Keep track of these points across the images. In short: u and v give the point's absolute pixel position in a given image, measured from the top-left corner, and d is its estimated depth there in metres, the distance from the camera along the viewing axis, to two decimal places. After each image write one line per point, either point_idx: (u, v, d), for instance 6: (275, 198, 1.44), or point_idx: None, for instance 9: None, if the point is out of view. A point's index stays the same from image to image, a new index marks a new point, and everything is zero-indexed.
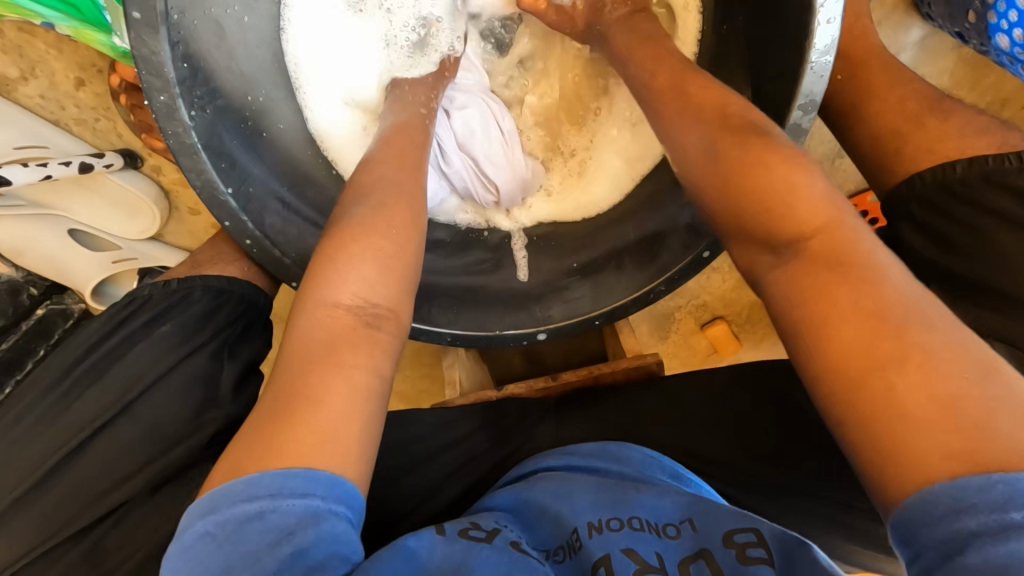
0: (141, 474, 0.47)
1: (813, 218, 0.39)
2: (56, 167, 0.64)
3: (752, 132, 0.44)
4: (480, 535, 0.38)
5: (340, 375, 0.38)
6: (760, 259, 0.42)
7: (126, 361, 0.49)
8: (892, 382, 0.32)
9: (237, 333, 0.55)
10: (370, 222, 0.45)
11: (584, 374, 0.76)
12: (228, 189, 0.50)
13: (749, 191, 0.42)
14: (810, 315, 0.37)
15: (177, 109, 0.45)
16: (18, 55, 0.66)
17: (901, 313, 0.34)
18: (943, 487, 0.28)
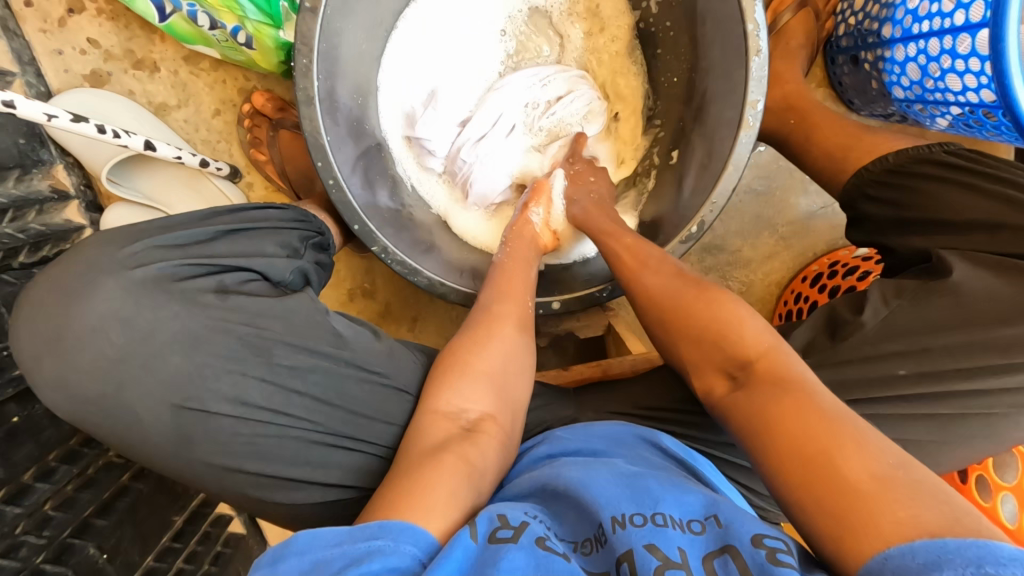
0: (255, 261, 0.60)
1: (751, 355, 0.54)
2: (189, 155, 0.83)
3: (700, 290, 0.62)
4: (509, 535, 0.42)
5: (443, 466, 0.50)
6: (717, 385, 0.56)
7: (242, 211, 0.64)
8: (836, 463, 0.41)
9: (323, 240, 0.71)
10: (465, 348, 0.62)
11: (593, 368, 0.85)
12: (327, 136, 0.67)
13: (700, 338, 0.58)
14: (761, 424, 0.48)
15: (311, 70, 0.64)
16: (181, 89, 0.90)
17: (833, 414, 0.45)
18: (895, 548, 0.36)
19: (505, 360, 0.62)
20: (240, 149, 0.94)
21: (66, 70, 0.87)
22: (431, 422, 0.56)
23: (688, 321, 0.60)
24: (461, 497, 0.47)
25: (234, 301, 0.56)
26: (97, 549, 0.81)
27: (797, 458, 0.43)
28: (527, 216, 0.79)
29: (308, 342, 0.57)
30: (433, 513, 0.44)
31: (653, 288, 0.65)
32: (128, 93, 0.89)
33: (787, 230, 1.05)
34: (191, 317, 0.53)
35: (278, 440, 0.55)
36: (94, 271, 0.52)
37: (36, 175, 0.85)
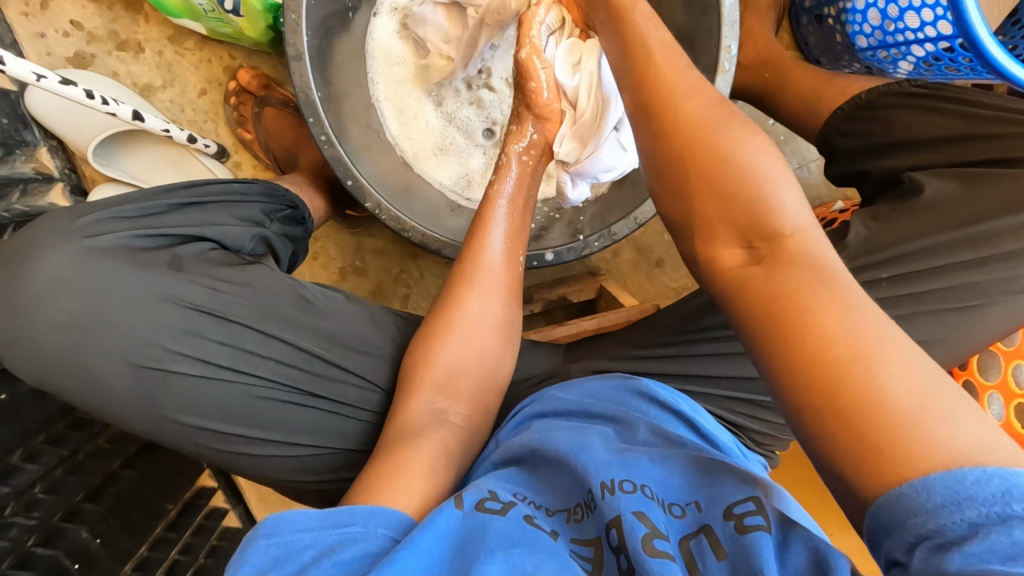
0: (210, 229, 0.56)
1: (775, 224, 0.40)
2: (176, 131, 0.83)
3: (724, 133, 0.43)
4: (497, 506, 0.43)
5: (423, 447, 0.49)
6: (727, 254, 0.42)
7: (201, 187, 0.59)
8: (871, 376, 0.32)
9: (291, 214, 0.68)
10: (453, 340, 0.57)
11: (587, 324, 0.86)
12: (316, 93, 0.69)
13: (700, 198, 0.43)
14: (783, 317, 0.36)
15: (301, 25, 0.66)
16: (166, 70, 0.91)
17: (867, 327, 0.33)
18: (913, 482, 0.29)
19: (482, 335, 0.58)
20: (227, 128, 0.94)
21: (49, 53, 0.86)
22: (401, 417, 0.54)
23: (706, 172, 0.43)
24: (440, 469, 0.48)
25: (191, 267, 0.52)
26: (89, 534, 0.79)
27: (809, 353, 0.34)
28: (512, 152, 0.69)
29: (280, 312, 0.54)
30: (411, 495, 0.44)
31: (677, 145, 0.44)
32: (112, 75, 0.89)
33: None
34: (145, 281, 0.49)
35: (248, 396, 0.52)
36: (45, 237, 0.48)
37: (19, 157, 0.84)
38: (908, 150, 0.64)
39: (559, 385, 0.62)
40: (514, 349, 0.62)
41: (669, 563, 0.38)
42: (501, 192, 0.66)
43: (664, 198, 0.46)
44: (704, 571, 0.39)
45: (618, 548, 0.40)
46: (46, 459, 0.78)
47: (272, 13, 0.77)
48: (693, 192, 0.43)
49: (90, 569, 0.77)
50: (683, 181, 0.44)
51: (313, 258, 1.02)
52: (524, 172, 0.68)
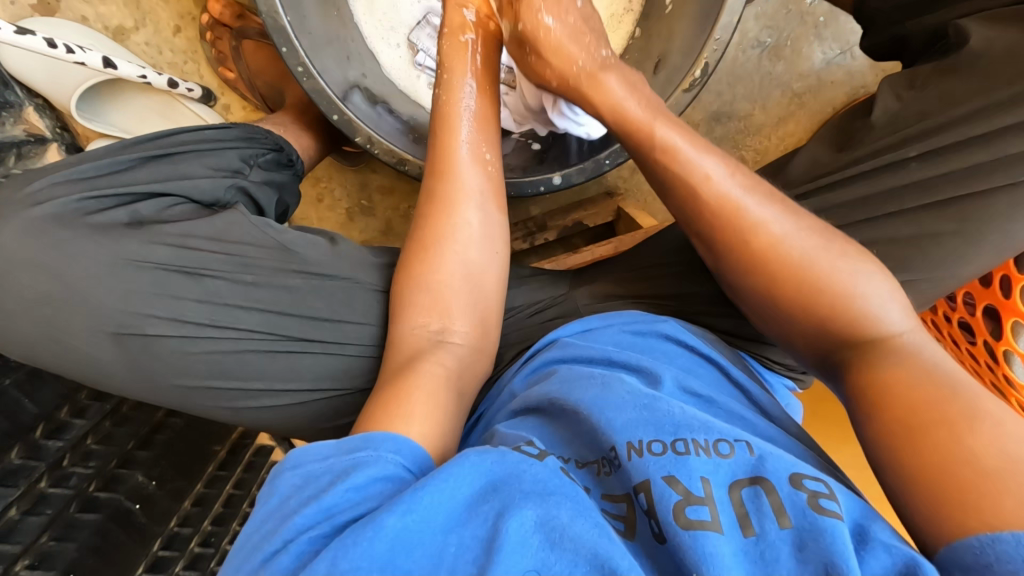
0: (175, 185, 0.53)
1: (867, 326, 0.44)
2: (154, 75, 0.78)
3: (796, 232, 0.47)
4: (534, 452, 0.41)
5: (424, 375, 0.47)
6: (824, 349, 0.46)
7: (173, 137, 0.56)
8: (960, 442, 0.35)
9: (274, 158, 0.64)
10: (438, 264, 0.53)
11: (603, 249, 0.82)
12: (286, 17, 0.62)
13: (784, 296, 0.47)
14: (867, 407, 0.41)
15: None
16: (135, 8, 0.84)
17: (971, 409, 0.36)
18: (1008, 534, 0.31)
19: (466, 244, 0.54)
20: (209, 68, 0.89)
21: (11, 2, 0.80)
22: (398, 344, 0.52)
23: (789, 272, 0.46)
24: (447, 401, 0.46)
25: (152, 226, 0.49)
26: (144, 478, 0.84)
27: (899, 432, 0.38)
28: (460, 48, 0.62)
29: (259, 264, 0.52)
30: (419, 425, 0.42)
31: (756, 249, 0.47)
32: (81, 20, 0.83)
33: (801, 87, 0.97)
34: (109, 248, 0.47)
35: (236, 351, 0.51)
36: (8, 205, 0.47)
37: (7, 120, 0.82)
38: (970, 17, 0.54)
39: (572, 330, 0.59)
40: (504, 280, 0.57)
41: (706, 533, 0.37)
42: (463, 100, 0.60)
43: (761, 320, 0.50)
44: (758, 521, 0.38)
45: (648, 512, 0.40)
46: (92, 413, 0.82)
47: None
48: (761, 281, 0.48)
49: (151, 508, 0.83)
50: (755, 280, 0.48)
51: (318, 200, 0.99)
52: (482, 70, 0.62)
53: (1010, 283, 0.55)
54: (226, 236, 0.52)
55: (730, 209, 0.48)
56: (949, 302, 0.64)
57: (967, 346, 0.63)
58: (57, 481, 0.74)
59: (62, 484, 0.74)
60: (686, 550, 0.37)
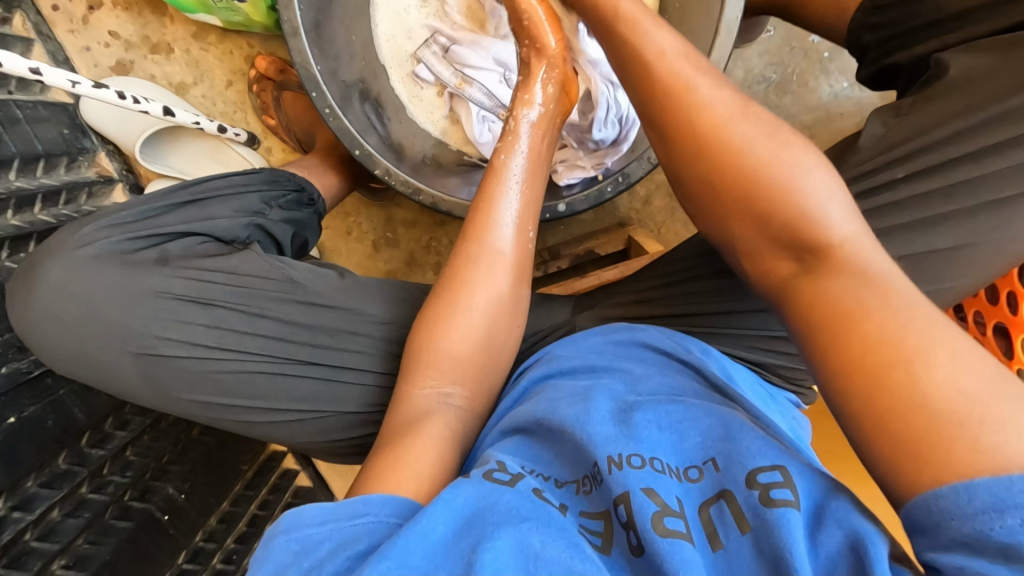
0: (201, 225, 0.59)
1: (823, 236, 0.42)
2: (206, 121, 0.88)
3: (756, 145, 0.46)
4: (505, 478, 0.44)
5: (428, 432, 0.49)
6: (777, 263, 0.45)
7: (204, 183, 0.63)
8: (916, 377, 0.34)
9: (294, 199, 0.71)
10: (459, 331, 0.56)
11: (610, 274, 0.84)
12: (316, 67, 0.71)
13: (745, 224, 0.46)
14: (819, 320, 0.40)
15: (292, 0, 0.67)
16: (195, 67, 0.97)
17: (921, 336, 0.35)
18: (949, 487, 0.31)
19: (491, 316, 0.57)
20: (255, 116, 0.99)
21: (96, 65, 0.94)
22: (408, 400, 0.53)
23: (742, 186, 0.46)
24: (445, 454, 0.48)
25: (176, 265, 0.55)
26: (174, 490, 0.89)
27: (849, 361, 0.37)
28: (520, 118, 0.66)
29: (266, 292, 0.57)
30: (418, 481, 0.45)
31: (707, 173, 0.48)
32: (150, 78, 0.96)
33: (811, 119, 0.99)
34: (140, 281, 0.54)
35: (242, 372, 0.56)
36: (56, 253, 0.54)
37: (83, 164, 0.94)
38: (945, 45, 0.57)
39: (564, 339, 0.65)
40: (521, 328, 0.60)
41: (681, 543, 0.39)
42: (509, 165, 0.63)
43: (715, 232, 0.50)
44: (722, 535, 0.40)
45: (627, 524, 0.41)
46: (133, 426, 0.88)
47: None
48: (722, 207, 0.48)
49: (178, 520, 0.87)
50: (713, 208, 0.49)
51: (347, 233, 1.07)
52: (536, 151, 0.65)
53: (1016, 300, 0.54)
54: (240, 271, 0.57)
55: (699, 125, 0.48)
56: (961, 322, 0.62)
57: None
58: (97, 488, 0.80)
59: (100, 490, 0.80)
60: (662, 556, 0.38)
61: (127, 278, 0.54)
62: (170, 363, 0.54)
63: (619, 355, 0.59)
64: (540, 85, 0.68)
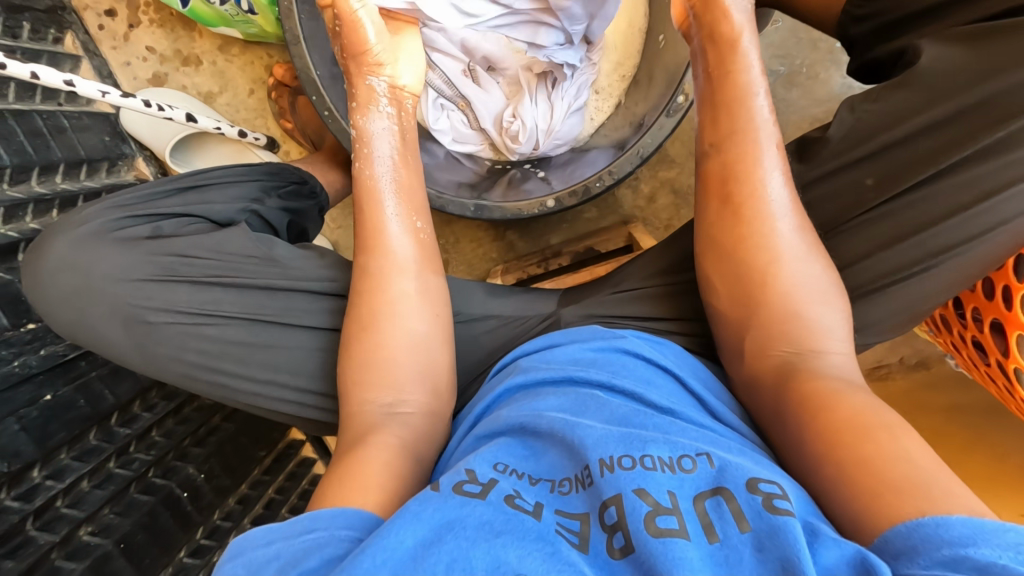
0: (198, 208, 0.64)
1: (814, 341, 0.52)
2: (227, 127, 0.95)
3: (787, 239, 0.54)
4: (475, 490, 0.45)
5: (374, 445, 0.53)
6: (776, 350, 0.53)
7: (208, 170, 0.68)
8: (896, 445, 0.43)
9: (294, 189, 0.74)
10: (384, 346, 0.59)
11: (603, 269, 0.84)
12: (316, 72, 0.75)
13: (760, 313, 0.54)
14: (808, 404, 0.48)
15: (293, 12, 0.73)
16: (220, 77, 1.04)
17: (894, 424, 0.44)
18: (930, 519, 0.37)
19: (405, 314, 0.60)
20: (274, 121, 1.06)
21: (134, 78, 1.03)
22: (354, 415, 0.57)
23: (759, 276, 0.55)
24: (395, 466, 0.51)
25: (170, 244, 0.60)
26: (195, 470, 0.95)
27: (840, 434, 0.45)
28: (363, 124, 0.68)
29: (248, 267, 0.61)
30: (370, 493, 0.48)
31: (739, 248, 0.56)
32: (182, 88, 1.04)
33: (823, 111, 0.96)
34: (133, 256, 0.59)
35: (220, 342, 0.60)
36: (64, 228, 0.60)
37: (122, 168, 1.03)
38: (930, 32, 0.56)
39: (534, 350, 0.66)
40: (445, 320, 0.63)
41: (674, 540, 0.40)
42: (375, 173, 0.66)
43: (729, 310, 0.57)
44: (720, 528, 0.41)
45: (616, 525, 0.42)
46: (159, 409, 0.96)
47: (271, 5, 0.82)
48: (745, 287, 0.55)
49: (197, 498, 0.93)
50: (734, 288, 0.56)
51: None
52: (399, 152, 0.68)
53: (1011, 295, 0.51)
54: (229, 249, 0.61)
55: (747, 206, 0.56)
56: (960, 318, 0.59)
57: (985, 367, 0.58)
58: (123, 464, 0.87)
59: (126, 466, 0.87)
60: (656, 556, 0.39)
61: (121, 251, 0.59)
62: (168, 339, 0.59)
63: (596, 361, 0.60)
64: (383, 81, 0.71)
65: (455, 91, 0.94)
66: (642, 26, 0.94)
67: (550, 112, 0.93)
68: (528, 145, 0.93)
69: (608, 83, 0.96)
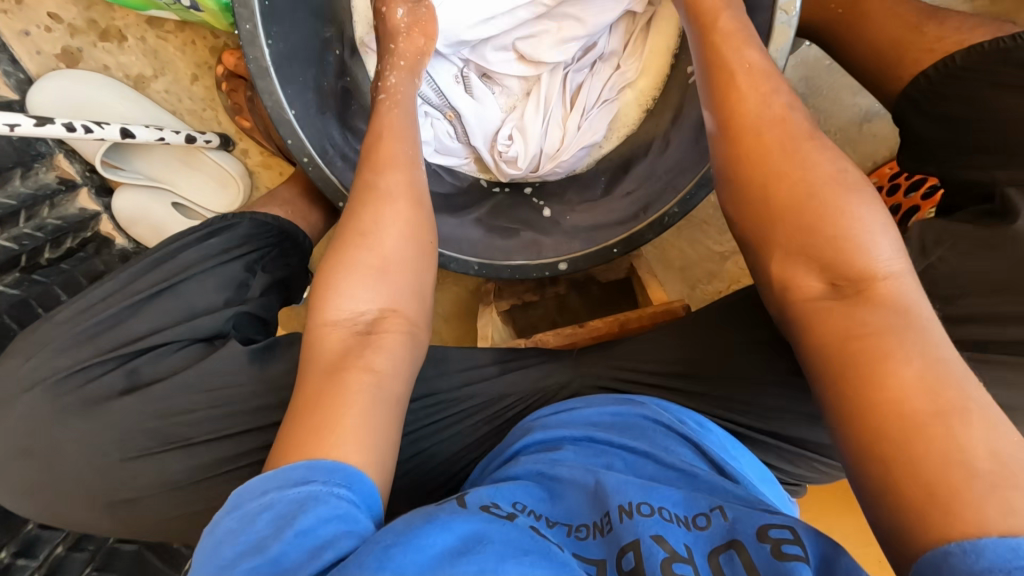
0: (173, 331, 0.54)
1: (866, 265, 0.42)
2: (170, 134, 0.80)
3: (810, 145, 0.47)
4: (501, 513, 0.42)
5: (345, 390, 0.46)
6: (807, 283, 0.44)
7: (174, 260, 0.57)
8: (951, 435, 0.34)
9: (273, 255, 0.64)
10: (368, 263, 0.54)
11: (609, 323, 0.79)
12: (290, 111, 0.61)
13: (793, 240, 0.45)
14: (849, 359, 0.39)
15: (259, 36, 0.56)
16: (153, 57, 0.85)
17: (949, 372, 0.36)
18: (957, 544, 0.31)
19: (394, 239, 0.56)
20: (227, 115, 0.89)
21: (39, 53, 0.82)
22: (318, 345, 0.50)
23: (794, 203, 0.46)
24: (372, 421, 0.45)
25: (144, 394, 0.52)
26: None
27: (886, 421, 0.36)
28: (386, 84, 0.66)
29: (240, 411, 0.52)
30: (365, 453, 0.43)
31: (771, 170, 0.47)
32: (104, 69, 0.85)
33: (841, 137, 0.90)
34: (106, 419, 0.51)
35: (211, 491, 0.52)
36: (27, 388, 0.52)
37: (41, 169, 0.85)
38: None
39: (547, 412, 0.62)
40: (432, 250, 0.59)
41: None
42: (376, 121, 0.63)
43: (751, 231, 0.49)
44: None
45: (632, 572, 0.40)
46: None
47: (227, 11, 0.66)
48: (779, 222, 0.46)
49: None
50: (761, 221, 0.48)
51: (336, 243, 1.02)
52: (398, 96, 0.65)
53: None
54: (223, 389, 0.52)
55: (779, 133, 0.48)
56: None
57: None
58: None
59: None
60: None
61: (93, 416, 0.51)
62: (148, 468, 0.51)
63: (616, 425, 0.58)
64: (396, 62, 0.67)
65: (443, 100, 0.80)
66: (676, 39, 0.77)
67: (552, 136, 0.82)
68: (523, 168, 0.82)
69: (630, 102, 0.81)
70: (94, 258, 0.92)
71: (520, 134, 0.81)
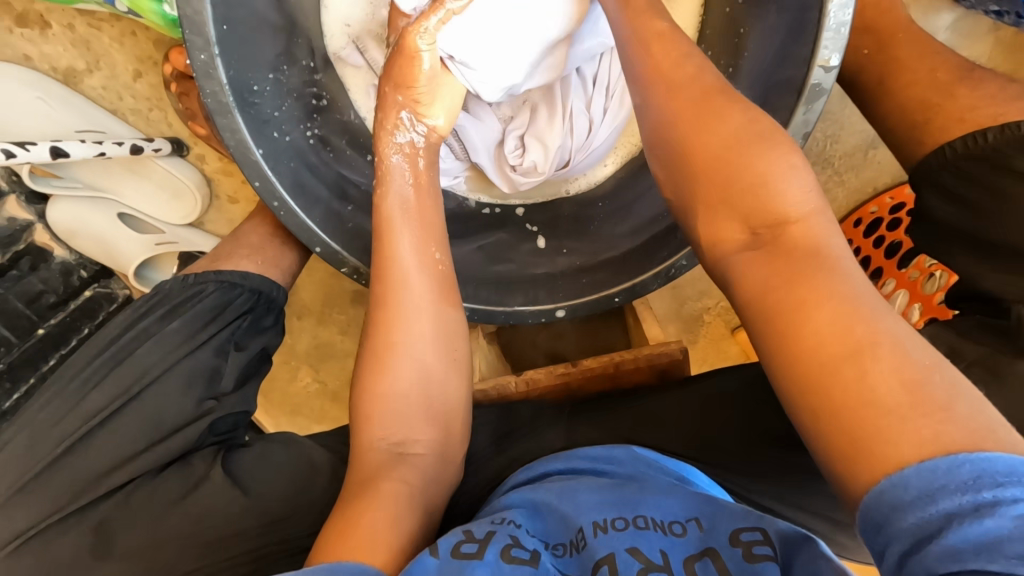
0: (149, 455, 0.52)
1: (773, 209, 0.42)
2: (110, 146, 0.69)
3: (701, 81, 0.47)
4: (475, 549, 0.38)
5: (381, 497, 0.44)
6: (728, 234, 0.44)
7: (135, 356, 0.55)
8: (868, 372, 0.34)
9: (247, 324, 0.61)
10: (403, 386, 0.51)
11: (605, 362, 0.76)
12: (258, 150, 0.55)
13: (711, 180, 0.44)
14: (779, 313, 0.38)
15: (215, 68, 0.50)
16: (85, 49, 0.74)
17: (857, 301, 0.36)
18: (888, 478, 0.31)
19: (422, 355, 0.52)
20: (177, 115, 0.78)
21: None
22: (358, 460, 0.49)
23: (706, 161, 0.45)
24: (402, 519, 0.43)
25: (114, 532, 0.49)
26: None
27: (808, 367, 0.36)
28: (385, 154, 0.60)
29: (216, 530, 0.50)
30: (383, 548, 0.40)
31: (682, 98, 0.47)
32: (25, 59, 0.74)
33: (845, 163, 0.87)
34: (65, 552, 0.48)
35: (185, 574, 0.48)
36: None
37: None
38: None
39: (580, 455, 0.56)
40: (464, 354, 0.56)
41: None
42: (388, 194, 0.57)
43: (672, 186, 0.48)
44: None
45: None
46: None
47: (175, 27, 0.63)
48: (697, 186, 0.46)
49: None
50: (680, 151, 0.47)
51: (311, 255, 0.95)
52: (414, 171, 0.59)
53: None
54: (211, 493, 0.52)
55: (696, 95, 0.47)
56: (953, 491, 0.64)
57: None
58: None
59: None
60: None
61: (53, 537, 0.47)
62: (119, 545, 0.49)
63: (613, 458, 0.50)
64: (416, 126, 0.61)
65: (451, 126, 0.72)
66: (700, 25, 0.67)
67: (578, 127, 0.72)
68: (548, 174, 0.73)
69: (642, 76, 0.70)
70: (29, 277, 0.81)
71: (535, 140, 0.73)
